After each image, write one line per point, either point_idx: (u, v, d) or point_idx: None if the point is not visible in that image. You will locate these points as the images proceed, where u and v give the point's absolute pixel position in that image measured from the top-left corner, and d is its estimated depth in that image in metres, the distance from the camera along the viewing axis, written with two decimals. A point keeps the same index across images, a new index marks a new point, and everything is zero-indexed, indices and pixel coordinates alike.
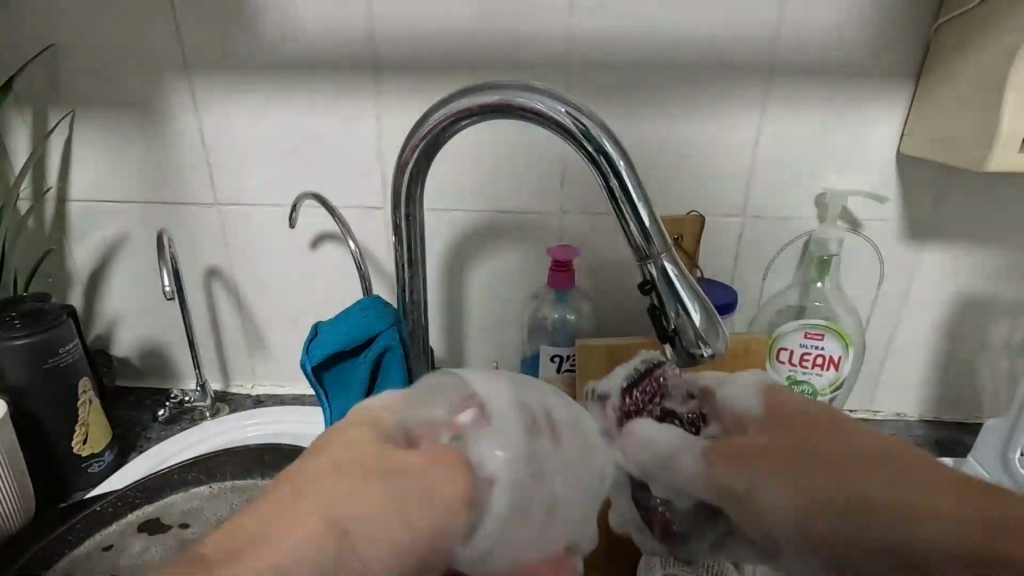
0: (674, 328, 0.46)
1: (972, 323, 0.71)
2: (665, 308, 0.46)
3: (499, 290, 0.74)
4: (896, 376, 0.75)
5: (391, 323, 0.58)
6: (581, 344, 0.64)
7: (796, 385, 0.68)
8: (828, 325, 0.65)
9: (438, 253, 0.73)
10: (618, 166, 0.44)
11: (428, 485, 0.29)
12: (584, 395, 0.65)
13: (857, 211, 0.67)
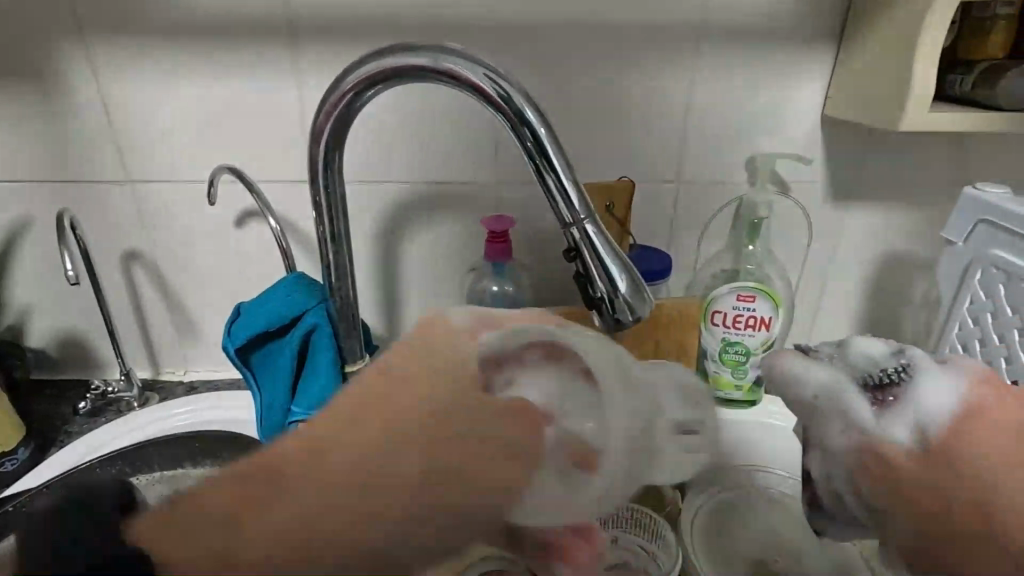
0: (597, 292, 0.46)
1: (893, 280, 0.74)
2: (587, 272, 0.46)
3: (436, 263, 0.73)
4: (825, 333, 0.78)
5: (319, 299, 0.56)
6: None
7: (729, 346, 0.69)
8: (759, 287, 0.67)
9: (372, 228, 0.70)
10: (540, 134, 0.43)
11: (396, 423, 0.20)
12: None
13: (785, 174, 0.68)
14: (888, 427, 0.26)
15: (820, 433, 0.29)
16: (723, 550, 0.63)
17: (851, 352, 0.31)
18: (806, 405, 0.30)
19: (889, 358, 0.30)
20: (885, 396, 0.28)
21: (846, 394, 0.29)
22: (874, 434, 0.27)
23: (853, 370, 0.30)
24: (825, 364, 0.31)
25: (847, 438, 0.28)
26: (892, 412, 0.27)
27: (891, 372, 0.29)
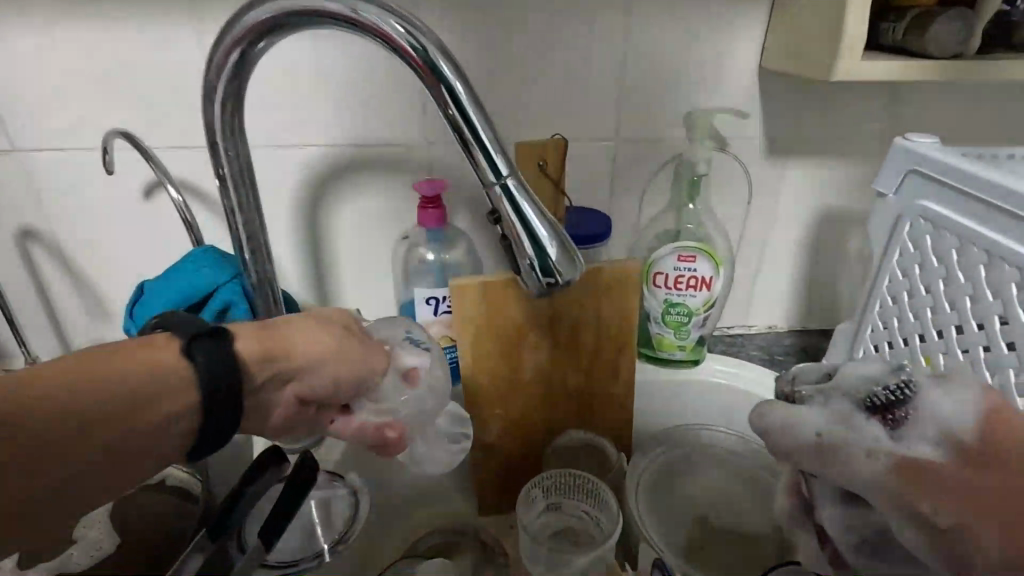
0: (525, 254, 0.44)
1: (831, 235, 0.75)
2: (513, 234, 0.43)
3: (369, 233, 0.69)
4: (767, 290, 0.78)
5: (232, 274, 0.52)
6: (456, 282, 0.61)
7: (671, 307, 0.69)
8: (700, 246, 0.66)
9: (297, 197, 0.66)
10: (459, 91, 0.40)
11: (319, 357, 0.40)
12: (463, 335, 0.63)
13: (724, 130, 0.67)
14: (909, 441, 0.35)
15: (843, 467, 0.36)
16: (667, 508, 0.64)
17: (844, 383, 0.39)
18: (811, 448, 0.37)
19: (866, 382, 0.38)
20: (884, 414, 0.36)
21: (857, 420, 0.36)
22: (875, 445, 0.35)
23: (851, 395, 0.38)
24: (821, 408, 0.38)
25: (873, 463, 0.35)
26: (903, 427, 0.35)
27: (895, 390, 0.36)
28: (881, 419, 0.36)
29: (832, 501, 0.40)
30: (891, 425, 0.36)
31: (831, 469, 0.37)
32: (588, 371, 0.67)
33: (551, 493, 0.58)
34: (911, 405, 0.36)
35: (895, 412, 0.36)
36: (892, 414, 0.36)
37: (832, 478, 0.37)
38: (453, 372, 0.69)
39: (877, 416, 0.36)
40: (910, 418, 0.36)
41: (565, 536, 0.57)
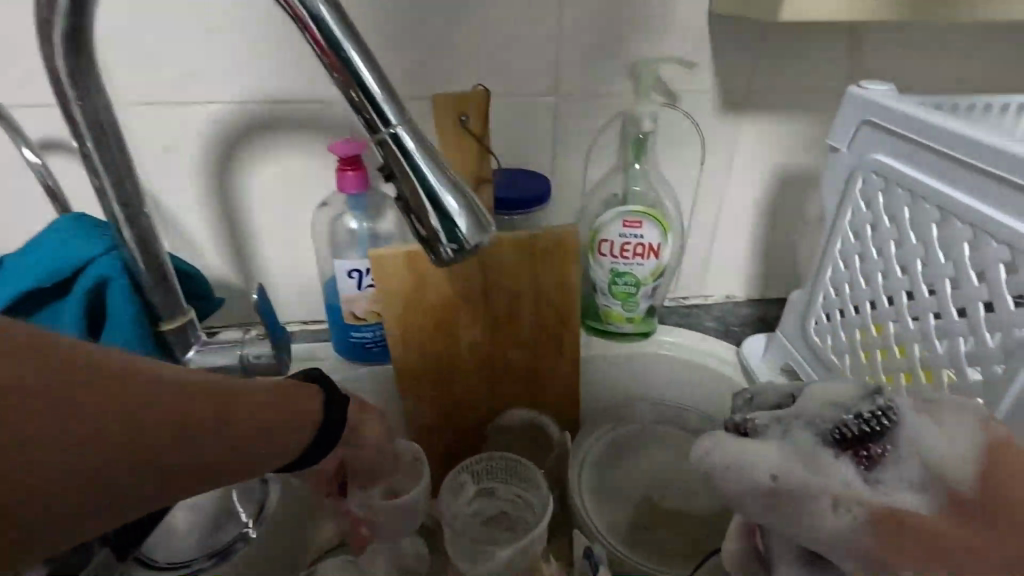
0: (426, 219, 0.38)
1: (788, 199, 0.70)
2: (410, 195, 0.38)
3: (289, 201, 0.63)
4: (724, 258, 0.74)
5: (109, 247, 0.48)
6: (374, 253, 0.55)
7: (618, 278, 0.64)
8: (646, 211, 0.61)
9: (204, 161, 0.60)
10: (334, 32, 0.35)
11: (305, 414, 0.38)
12: (389, 310, 0.58)
13: (672, 84, 0.62)
14: (886, 488, 0.30)
15: (807, 519, 0.30)
16: (610, 490, 0.61)
17: (807, 412, 0.34)
18: (763, 492, 0.31)
19: (832, 409, 0.33)
20: (858, 453, 0.31)
21: (823, 459, 0.31)
22: (843, 494, 0.30)
23: (815, 427, 0.33)
24: (780, 441, 0.33)
25: (840, 517, 0.29)
26: (880, 468, 0.31)
27: (866, 421, 0.32)
28: (855, 459, 0.31)
29: (793, 557, 0.33)
30: (867, 467, 0.31)
31: (790, 523, 0.31)
32: (528, 347, 0.62)
33: (483, 477, 0.54)
34: (883, 442, 0.31)
35: (868, 449, 0.31)
36: (864, 452, 0.31)
37: (789, 533, 0.31)
38: (385, 351, 0.64)
39: (849, 454, 0.31)
40: (885, 459, 0.31)
41: (498, 522, 0.53)
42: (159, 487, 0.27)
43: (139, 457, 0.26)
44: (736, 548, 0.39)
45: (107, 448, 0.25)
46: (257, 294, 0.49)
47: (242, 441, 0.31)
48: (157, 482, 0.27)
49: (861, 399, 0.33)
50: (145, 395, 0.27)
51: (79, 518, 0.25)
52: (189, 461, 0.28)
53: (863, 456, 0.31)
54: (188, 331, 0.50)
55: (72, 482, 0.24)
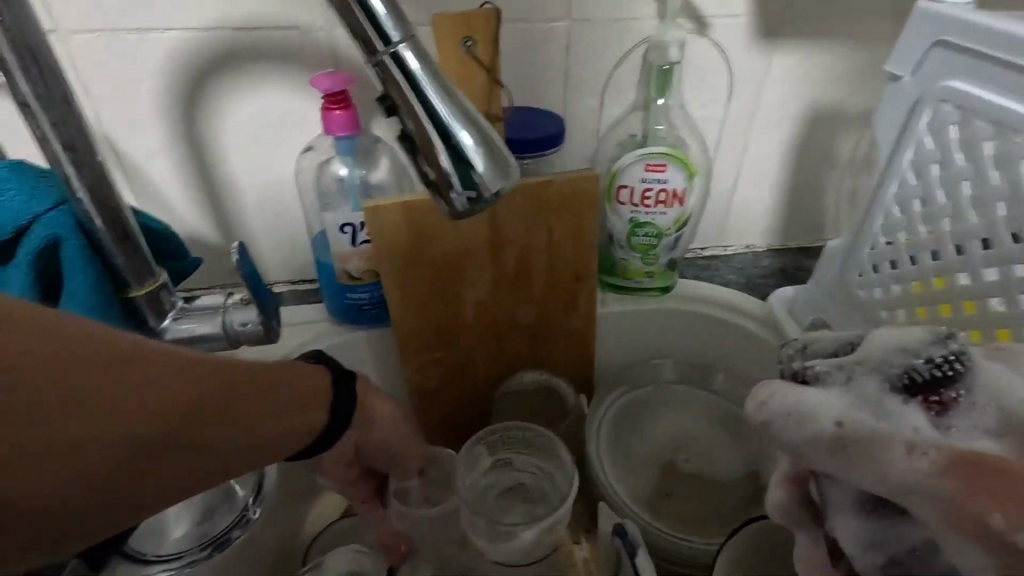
0: (437, 159, 0.32)
1: (820, 138, 0.63)
2: (417, 129, 0.32)
3: (267, 146, 0.56)
4: (746, 205, 0.68)
5: (59, 200, 0.41)
6: (372, 206, 0.49)
7: (638, 229, 0.58)
8: (671, 153, 0.55)
9: (168, 101, 0.52)
10: None
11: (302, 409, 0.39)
12: (390, 268, 0.52)
13: (701, 5, 0.54)
14: (959, 434, 0.27)
15: (883, 470, 0.26)
16: (629, 455, 0.57)
17: (871, 358, 0.30)
18: (827, 441, 0.28)
19: (900, 351, 0.30)
20: (925, 395, 0.28)
21: (890, 405, 0.28)
22: (916, 439, 0.26)
23: (881, 371, 0.29)
24: (841, 388, 0.30)
25: (916, 461, 0.26)
26: (953, 413, 0.28)
27: (939, 364, 0.29)
28: (927, 401, 0.28)
29: (853, 507, 0.28)
30: (939, 415, 0.28)
31: (854, 474, 0.27)
32: (540, 306, 0.57)
33: (497, 447, 0.50)
34: (959, 386, 0.28)
35: (942, 393, 0.28)
36: (936, 398, 0.28)
37: (856, 483, 0.27)
38: (383, 313, 0.59)
39: (922, 399, 0.28)
40: (956, 402, 0.28)
41: (516, 493, 0.50)
42: (147, 463, 0.30)
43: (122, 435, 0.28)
44: (776, 497, 0.33)
45: (81, 417, 0.27)
46: (237, 252, 0.43)
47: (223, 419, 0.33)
48: (137, 455, 0.29)
49: (933, 340, 0.30)
50: (136, 371, 0.29)
51: (84, 492, 0.28)
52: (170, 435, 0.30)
53: (936, 399, 0.28)
54: (161, 292, 0.45)
55: (58, 443, 0.27)
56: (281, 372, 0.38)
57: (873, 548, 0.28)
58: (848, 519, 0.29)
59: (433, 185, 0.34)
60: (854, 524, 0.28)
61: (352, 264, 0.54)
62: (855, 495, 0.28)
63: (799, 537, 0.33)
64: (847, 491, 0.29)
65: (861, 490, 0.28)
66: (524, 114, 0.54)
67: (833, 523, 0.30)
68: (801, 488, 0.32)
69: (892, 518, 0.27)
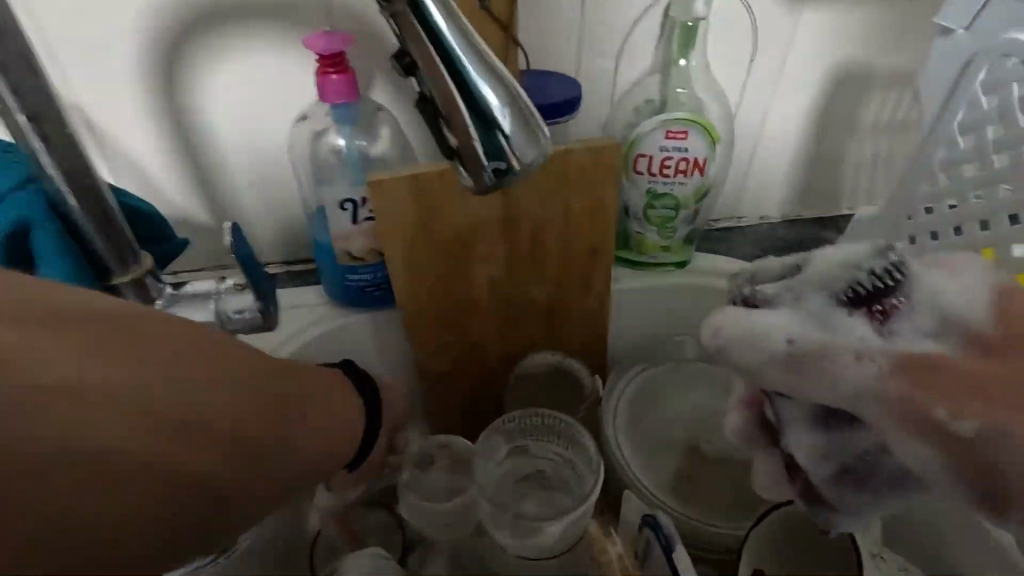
0: (461, 124, 0.29)
1: (844, 102, 0.60)
2: (438, 91, 0.28)
3: (256, 116, 0.51)
4: (763, 175, 0.64)
5: (28, 183, 0.37)
6: (375, 179, 0.45)
7: (656, 200, 0.55)
8: (693, 119, 0.51)
9: (148, 66, 0.47)
10: None
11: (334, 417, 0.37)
12: (395, 246, 0.49)
13: None
14: (902, 338, 0.28)
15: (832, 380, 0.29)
16: (650, 438, 0.55)
17: (816, 275, 0.30)
18: (781, 361, 0.30)
19: (846, 266, 0.30)
20: (876, 305, 0.29)
21: (836, 318, 0.29)
22: (862, 347, 0.28)
23: (827, 288, 0.29)
24: (791, 309, 0.30)
25: (865, 368, 0.28)
26: (904, 321, 0.28)
27: (880, 277, 0.29)
28: (875, 312, 0.28)
29: (804, 418, 0.32)
30: (886, 323, 0.28)
31: (811, 387, 0.29)
32: (555, 285, 0.54)
33: (513, 434, 0.48)
34: (904, 288, 0.28)
35: (884, 301, 0.28)
36: (884, 309, 0.28)
37: (808, 397, 0.30)
38: (387, 295, 0.55)
39: (872, 313, 0.28)
40: (907, 306, 0.28)
41: (533, 481, 0.48)
42: (196, 476, 0.27)
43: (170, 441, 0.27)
44: (736, 421, 0.37)
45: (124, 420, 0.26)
46: (230, 232, 0.40)
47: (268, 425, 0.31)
48: (181, 469, 0.26)
49: (873, 255, 0.30)
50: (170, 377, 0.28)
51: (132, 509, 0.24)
52: (210, 440, 0.28)
53: (885, 308, 0.28)
54: (147, 278, 0.41)
55: (92, 451, 0.24)
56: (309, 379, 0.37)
57: (826, 458, 0.32)
58: (802, 431, 0.32)
59: (453, 155, 0.30)
60: (806, 433, 0.32)
61: (352, 244, 0.50)
62: (808, 409, 0.31)
63: (756, 454, 0.37)
64: (803, 406, 0.31)
65: (814, 405, 0.31)
66: (536, 77, 0.50)
67: (788, 438, 0.33)
68: (758, 409, 0.36)
69: (845, 428, 0.31)
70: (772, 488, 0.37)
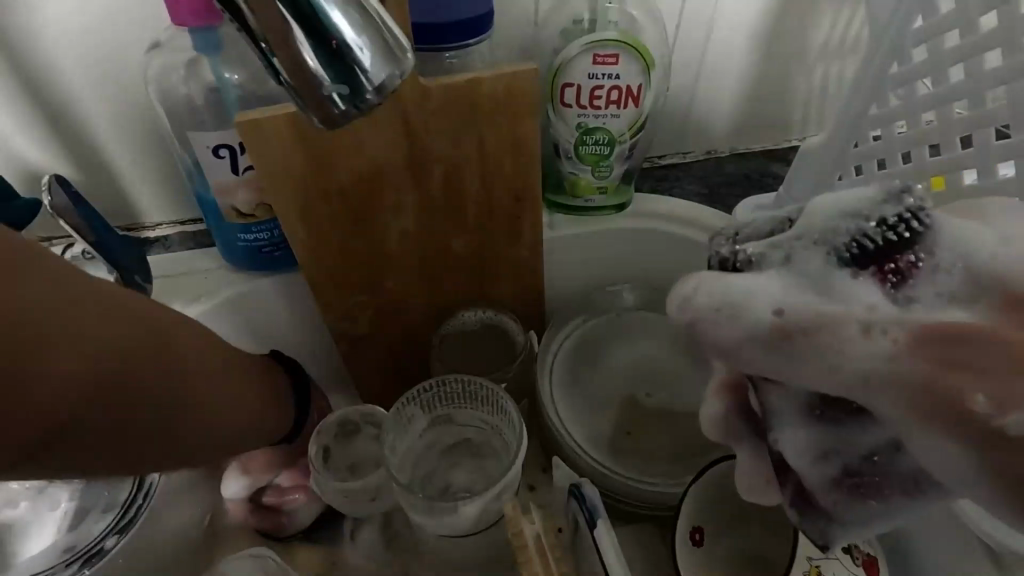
0: (281, 29, 0.22)
1: (793, 17, 0.54)
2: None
3: (105, 50, 0.42)
4: (707, 105, 0.59)
5: None
6: (242, 118, 0.38)
7: (587, 136, 0.49)
8: (623, 39, 0.45)
9: None
10: None
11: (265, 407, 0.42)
12: (284, 200, 0.42)
13: None
14: (923, 307, 0.22)
15: (816, 356, 0.23)
16: (589, 392, 0.52)
17: (812, 228, 0.25)
18: (749, 329, 0.24)
19: (846, 217, 0.24)
20: (893, 267, 0.23)
21: (837, 282, 0.23)
22: (869, 318, 0.22)
23: (826, 244, 0.24)
24: (777, 270, 0.25)
25: (873, 343, 0.22)
26: (920, 281, 0.23)
27: (892, 228, 0.23)
28: (891, 276, 0.23)
29: (800, 411, 0.25)
30: (903, 289, 0.23)
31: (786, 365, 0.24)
32: (477, 235, 0.48)
33: (431, 405, 0.43)
34: (930, 242, 0.23)
35: (903, 257, 0.23)
36: (899, 270, 0.23)
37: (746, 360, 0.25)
38: (290, 255, 0.49)
39: (888, 275, 0.23)
40: (936, 258, 0.23)
41: (460, 451, 0.45)
42: (131, 418, 0.32)
43: (130, 395, 0.31)
44: (713, 412, 0.30)
45: (113, 372, 0.30)
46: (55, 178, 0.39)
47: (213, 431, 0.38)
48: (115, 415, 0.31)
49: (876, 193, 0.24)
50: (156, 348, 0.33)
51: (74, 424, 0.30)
52: (156, 391, 0.33)
53: (899, 267, 0.23)
54: None
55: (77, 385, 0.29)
56: (255, 367, 0.42)
57: (823, 458, 0.26)
58: (796, 428, 0.26)
59: (289, 82, 0.24)
60: (801, 429, 0.25)
61: (239, 198, 0.44)
62: (802, 400, 0.25)
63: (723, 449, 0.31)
64: (800, 397, 0.25)
65: (812, 394, 0.25)
66: None
67: (777, 435, 0.26)
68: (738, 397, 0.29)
69: (846, 422, 0.25)
70: (756, 490, 0.30)
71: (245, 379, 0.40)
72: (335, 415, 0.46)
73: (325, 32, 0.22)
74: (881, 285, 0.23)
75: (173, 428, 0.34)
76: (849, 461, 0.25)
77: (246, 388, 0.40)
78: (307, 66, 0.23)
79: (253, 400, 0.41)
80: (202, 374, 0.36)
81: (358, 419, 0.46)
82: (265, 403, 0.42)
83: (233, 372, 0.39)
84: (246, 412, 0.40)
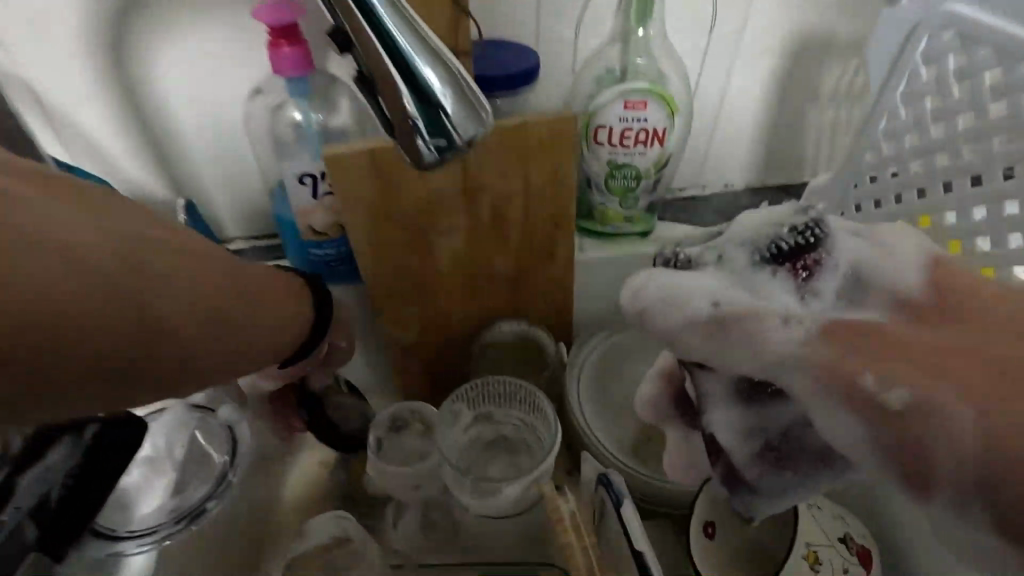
0: (390, 87, 0.29)
1: (804, 70, 0.60)
2: (364, 56, 0.29)
3: (211, 91, 0.50)
4: (725, 145, 0.65)
5: None
6: (329, 152, 0.45)
7: (616, 171, 0.56)
8: (651, 89, 0.52)
9: (99, 40, 0.47)
10: None
11: (288, 327, 0.39)
12: (355, 222, 0.49)
13: None
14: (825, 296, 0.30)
15: (752, 340, 0.30)
16: (612, 400, 0.57)
17: (740, 236, 0.33)
18: (700, 323, 0.31)
19: (767, 227, 0.33)
20: (800, 265, 0.31)
21: (762, 274, 0.31)
22: (790, 310, 0.30)
23: (752, 245, 0.32)
24: (714, 268, 0.33)
25: (791, 330, 0.30)
26: (822, 275, 0.31)
27: (800, 236, 0.32)
28: (797, 269, 0.31)
29: (727, 395, 0.34)
30: (811, 280, 0.30)
31: (738, 350, 0.31)
32: (517, 257, 0.55)
33: (477, 403, 0.50)
34: (824, 248, 0.31)
35: (808, 257, 0.31)
36: (805, 266, 0.31)
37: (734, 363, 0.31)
38: (351, 268, 0.56)
39: (796, 268, 0.31)
40: (829, 258, 0.31)
41: (497, 448, 0.50)
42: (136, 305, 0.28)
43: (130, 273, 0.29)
44: None
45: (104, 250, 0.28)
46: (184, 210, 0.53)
47: (229, 346, 0.33)
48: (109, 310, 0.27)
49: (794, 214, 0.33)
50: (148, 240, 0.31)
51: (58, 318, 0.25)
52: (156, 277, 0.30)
53: (805, 264, 0.31)
54: None
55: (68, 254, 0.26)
56: (276, 294, 0.39)
57: (747, 435, 0.34)
58: (722, 409, 0.34)
59: (396, 132, 0.31)
60: (727, 409, 0.34)
61: (314, 218, 0.51)
62: (729, 386, 0.33)
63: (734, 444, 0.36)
64: (727, 384, 0.33)
65: (735, 381, 0.33)
66: (495, 48, 0.50)
67: (710, 416, 0.35)
68: None
69: (765, 403, 0.33)
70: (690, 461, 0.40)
71: (262, 294, 0.37)
72: (390, 410, 0.52)
73: (429, 97, 0.29)
74: (792, 277, 0.31)
75: (178, 335, 0.30)
76: (763, 436, 0.33)
77: (266, 307, 0.37)
78: (412, 122, 0.30)
79: (276, 318, 0.38)
80: (208, 272, 0.33)
81: (409, 415, 0.52)
82: (289, 325, 0.39)
83: (245, 290, 0.36)
84: (269, 326, 0.37)
